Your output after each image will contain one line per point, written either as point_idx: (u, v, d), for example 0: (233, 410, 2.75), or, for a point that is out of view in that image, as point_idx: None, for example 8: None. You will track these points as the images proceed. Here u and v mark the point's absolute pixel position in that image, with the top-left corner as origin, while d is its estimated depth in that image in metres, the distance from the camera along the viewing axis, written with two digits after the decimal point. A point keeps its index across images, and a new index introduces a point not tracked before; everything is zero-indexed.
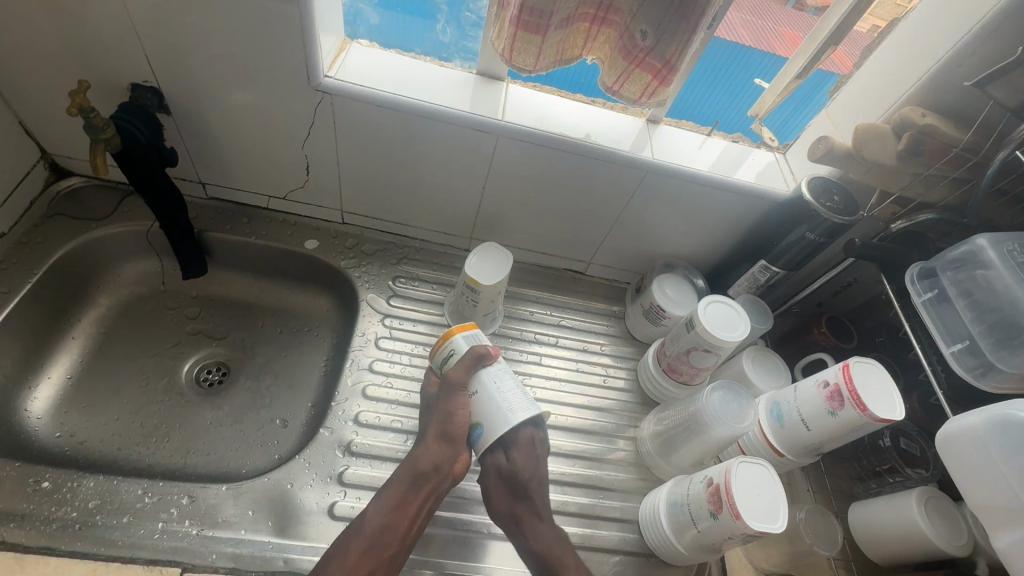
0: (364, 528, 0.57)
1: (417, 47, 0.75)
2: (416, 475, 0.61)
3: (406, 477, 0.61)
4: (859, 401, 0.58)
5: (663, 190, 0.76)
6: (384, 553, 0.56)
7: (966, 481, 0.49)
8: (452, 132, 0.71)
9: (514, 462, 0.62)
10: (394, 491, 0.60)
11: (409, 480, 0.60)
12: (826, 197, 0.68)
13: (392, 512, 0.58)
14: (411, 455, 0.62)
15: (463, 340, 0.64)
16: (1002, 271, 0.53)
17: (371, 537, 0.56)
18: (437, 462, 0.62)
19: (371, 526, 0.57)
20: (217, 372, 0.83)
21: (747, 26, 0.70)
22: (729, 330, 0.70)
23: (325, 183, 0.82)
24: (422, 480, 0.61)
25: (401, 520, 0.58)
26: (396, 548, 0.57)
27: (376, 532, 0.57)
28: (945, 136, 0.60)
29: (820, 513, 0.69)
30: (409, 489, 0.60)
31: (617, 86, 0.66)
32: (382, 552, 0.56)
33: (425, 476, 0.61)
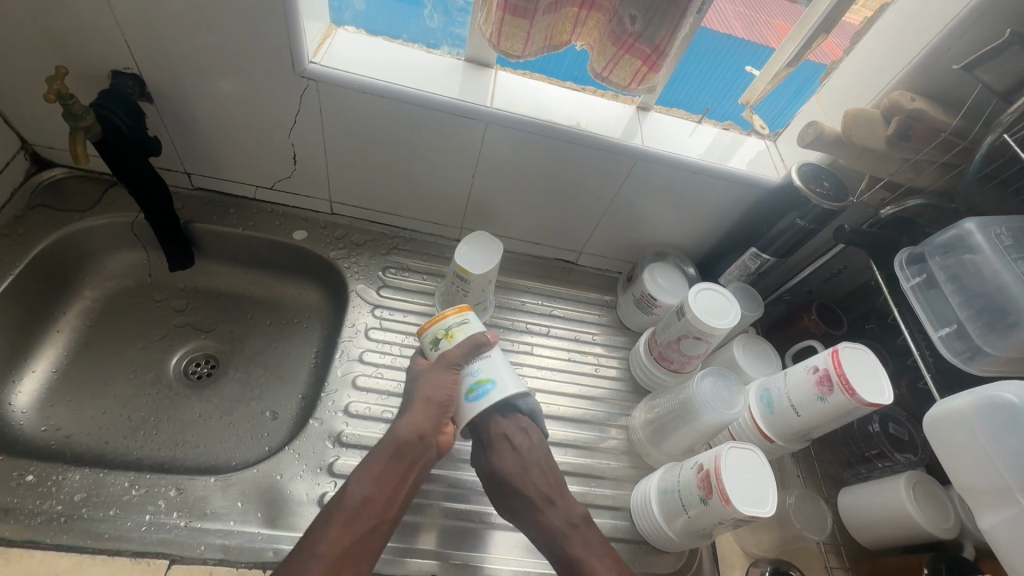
0: (345, 501, 0.56)
1: (404, 33, 0.74)
2: (397, 445, 0.60)
3: (387, 448, 0.60)
4: (847, 386, 0.59)
5: (653, 178, 0.76)
6: (365, 525, 0.56)
7: (952, 463, 0.49)
8: (440, 120, 0.70)
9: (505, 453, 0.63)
10: (376, 463, 0.59)
11: (391, 451, 0.60)
12: (816, 183, 0.68)
13: (374, 484, 0.58)
14: (394, 426, 0.62)
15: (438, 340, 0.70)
16: (990, 255, 0.53)
17: (352, 510, 0.56)
18: (423, 433, 0.61)
19: (351, 499, 0.56)
20: (206, 364, 0.82)
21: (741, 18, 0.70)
22: (719, 317, 0.69)
23: (313, 173, 0.81)
24: (405, 450, 0.60)
25: (383, 493, 0.58)
26: (378, 519, 0.57)
27: (357, 504, 0.56)
28: (933, 120, 0.60)
29: (810, 498, 0.69)
30: (391, 460, 0.59)
31: (606, 72, 0.65)
32: (365, 524, 0.56)
33: (407, 446, 0.60)
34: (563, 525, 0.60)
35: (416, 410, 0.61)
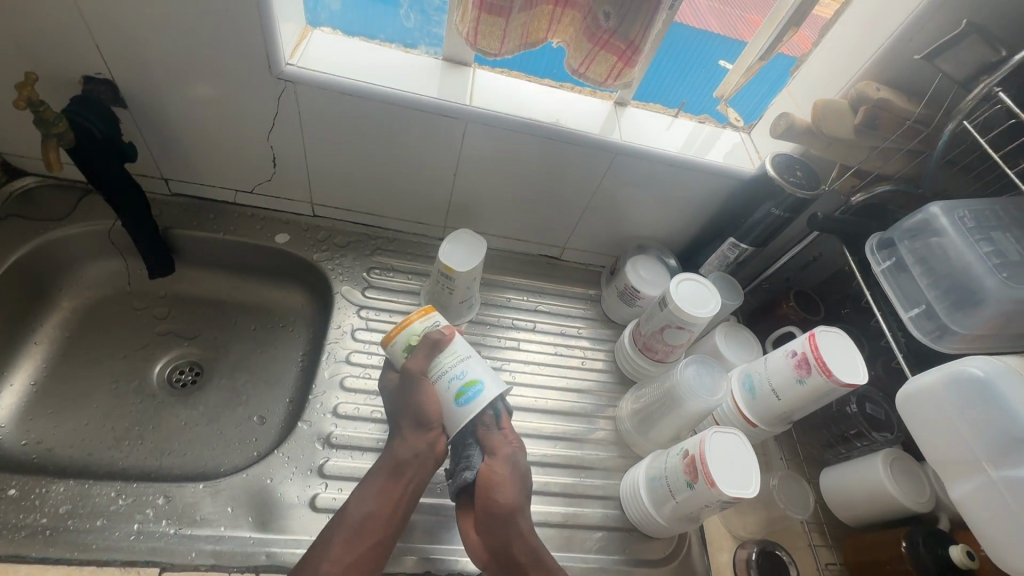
0: (347, 518, 0.56)
1: (380, 34, 0.74)
2: (397, 463, 0.60)
3: (386, 466, 0.60)
4: (825, 368, 0.60)
5: (632, 171, 0.77)
6: (368, 541, 0.55)
7: (925, 437, 0.50)
8: (419, 118, 0.70)
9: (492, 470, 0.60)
10: (376, 479, 0.59)
11: (389, 468, 0.60)
12: (789, 173, 0.70)
13: (374, 500, 0.58)
14: (392, 443, 0.62)
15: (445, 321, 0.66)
16: (954, 237, 0.54)
17: (354, 527, 0.56)
18: (420, 447, 0.61)
19: (353, 516, 0.56)
20: (190, 372, 0.82)
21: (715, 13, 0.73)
22: (700, 306, 0.71)
23: (294, 176, 0.80)
24: (404, 468, 0.60)
25: (384, 509, 0.57)
26: (380, 535, 0.56)
27: (358, 521, 0.56)
28: (900, 110, 0.61)
29: (792, 479, 0.72)
30: (390, 477, 0.59)
31: (583, 68, 0.66)
32: (368, 540, 0.56)
33: (405, 464, 0.60)
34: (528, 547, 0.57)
35: (410, 429, 0.61)
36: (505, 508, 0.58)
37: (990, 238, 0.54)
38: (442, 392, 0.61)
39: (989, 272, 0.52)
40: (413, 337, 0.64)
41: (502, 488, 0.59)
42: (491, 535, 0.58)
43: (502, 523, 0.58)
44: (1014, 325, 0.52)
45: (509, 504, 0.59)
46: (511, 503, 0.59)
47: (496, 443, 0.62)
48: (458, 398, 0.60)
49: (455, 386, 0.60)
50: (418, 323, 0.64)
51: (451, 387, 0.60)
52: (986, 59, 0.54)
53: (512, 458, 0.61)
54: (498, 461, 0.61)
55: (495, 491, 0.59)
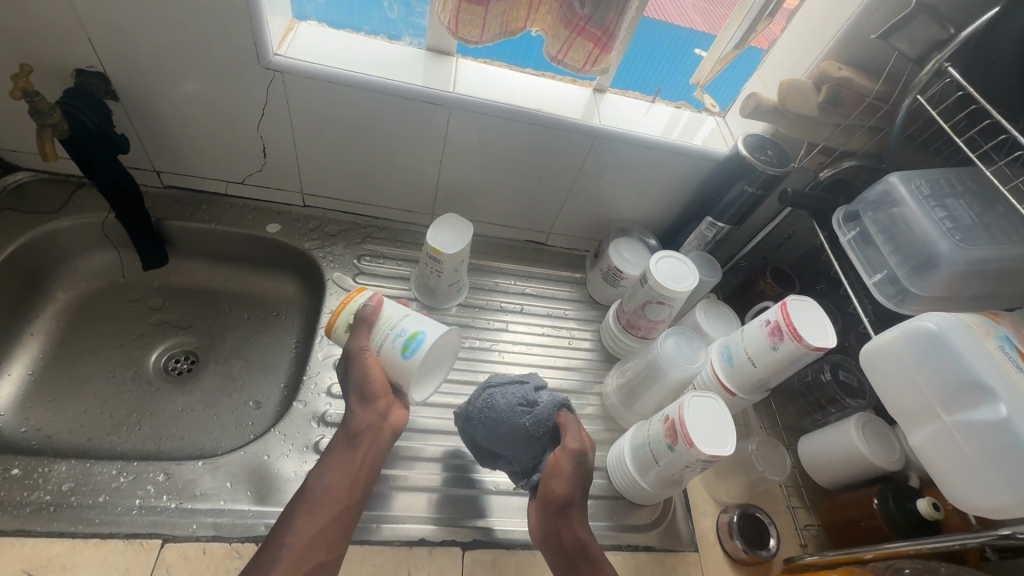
0: (307, 492, 0.58)
1: (365, 26, 0.76)
2: (351, 435, 0.61)
3: (341, 439, 0.61)
4: (796, 333, 0.63)
5: (612, 154, 0.80)
6: (331, 511, 0.57)
7: (885, 392, 0.53)
8: (405, 106, 0.73)
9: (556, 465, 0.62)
10: (333, 452, 0.61)
11: (344, 441, 0.61)
12: (760, 152, 0.73)
13: (334, 472, 0.59)
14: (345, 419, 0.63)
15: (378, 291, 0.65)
16: (912, 205, 0.58)
17: (314, 499, 0.57)
18: (370, 420, 0.62)
19: (314, 489, 0.58)
20: (186, 360, 0.84)
21: (699, 11, 0.76)
22: (679, 281, 0.74)
23: (283, 166, 0.82)
24: (358, 438, 0.61)
25: (344, 480, 0.59)
26: (343, 504, 0.58)
27: (319, 492, 0.57)
28: (860, 88, 0.64)
29: (770, 445, 0.74)
30: (346, 449, 0.61)
31: (561, 55, 0.69)
32: (330, 511, 0.57)
33: (360, 435, 0.61)
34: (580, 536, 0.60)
35: (356, 404, 0.62)
36: (562, 498, 0.61)
37: (944, 205, 0.57)
38: (390, 355, 0.61)
39: (945, 235, 0.55)
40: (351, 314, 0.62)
41: (563, 480, 0.61)
42: (547, 520, 0.61)
43: (556, 511, 0.61)
44: (969, 286, 0.56)
45: (567, 495, 0.61)
46: (565, 497, 0.61)
47: (569, 437, 0.63)
48: (405, 353, 0.60)
49: (399, 344, 0.60)
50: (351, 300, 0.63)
51: (396, 346, 0.60)
52: (937, 36, 0.58)
53: (580, 452, 0.62)
54: (563, 455, 0.62)
55: (556, 482, 0.62)
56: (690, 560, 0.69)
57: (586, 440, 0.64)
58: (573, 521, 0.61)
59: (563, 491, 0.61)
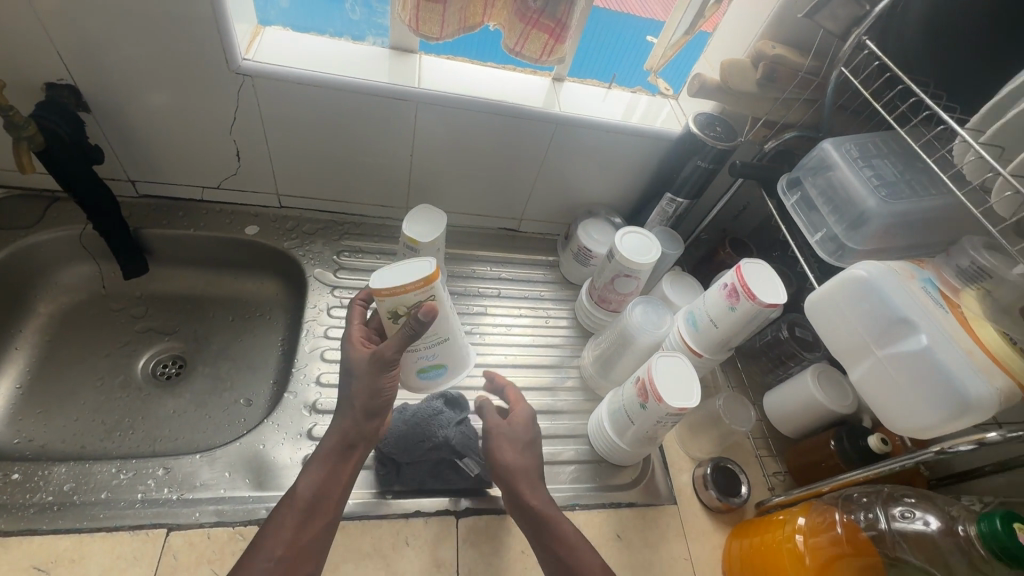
0: (296, 500, 0.56)
1: (329, 28, 0.79)
2: (345, 442, 0.59)
3: (334, 448, 0.59)
4: (750, 293, 0.68)
5: (574, 139, 0.84)
6: (319, 521, 0.56)
7: (828, 333, 0.59)
8: (373, 103, 0.76)
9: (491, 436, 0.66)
10: (323, 462, 0.58)
11: (338, 451, 0.59)
12: (709, 129, 0.78)
13: (325, 482, 0.58)
14: (337, 424, 0.60)
15: (443, 286, 0.61)
16: (845, 167, 0.63)
17: (305, 509, 0.56)
18: (369, 429, 0.61)
19: (303, 500, 0.56)
20: (173, 365, 0.85)
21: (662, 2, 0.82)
22: (643, 254, 0.78)
23: (257, 169, 0.84)
24: (353, 447, 0.60)
25: (335, 490, 0.58)
26: (331, 513, 0.57)
27: (310, 502, 0.56)
28: (792, 63, 0.70)
29: (736, 399, 0.81)
30: (340, 459, 0.59)
31: (519, 47, 0.73)
32: (318, 522, 0.56)
33: (354, 443, 0.60)
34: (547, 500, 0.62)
35: (359, 410, 0.59)
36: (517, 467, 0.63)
37: (872, 165, 0.63)
38: (412, 364, 0.67)
39: (873, 193, 0.60)
40: (402, 307, 0.58)
41: (507, 447, 0.64)
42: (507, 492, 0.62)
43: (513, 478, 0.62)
44: (897, 237, 0.62)
45: (520, 463, 0.63)
46: (514, 463, 0.63)
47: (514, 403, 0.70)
48: (421, 373, 0.68)
49: (423, 364, 0.67)
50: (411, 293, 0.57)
51: (421, 365, 0.67)
52: (855, 13, 0.64)
53: (531, 411, 0.68)
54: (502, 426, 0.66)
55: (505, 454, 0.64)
56: (669, 512, 0.74)
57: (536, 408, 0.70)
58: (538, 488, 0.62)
59: (512, 459, 0.63)
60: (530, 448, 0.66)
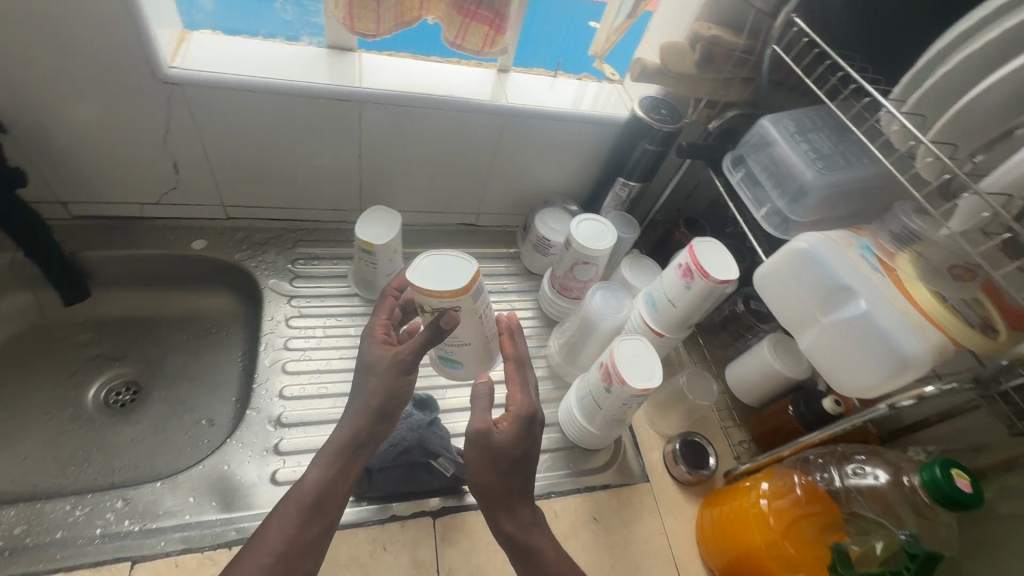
0: (301, 497, 0.54)
1: (260, 30, 0.76)
2: (356, 441, 0.57)
3: (343, 448, 0.56)
4: (703, 271, 0.70)
5: (524, 130, 0.84)
6: (321, 521, 0.54)
7: (774, 304, 0.61)
8: (314, 106, 0.74)
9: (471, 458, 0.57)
10: (333, 461, 0.56)
11: (347, 450, 0.56)
12: (654, 112, 0.80)
13: (333, 482, 0.55)
14: (349, 420, 0.57)
15: (476, 295, 0.58)
16: (783, 143, 0.65)
17: (307, 510, 0.54)
18: (381, 430, 0.59)
19: (306, 500, 0.54)
20: (127, 391, 0.82)
21: None
22: (599, 240, 0.79)
23: (199, 181, 0.81)
24: (363, 446, 0.58)
25: (341, 491, 0.56)
26: (334, 514, 0.55)
27: (315, 500, 0.54)
28: (728, 43, 0.72)
29: (699, 374, 0.83)
30: (350, 458, 0.57)
31: (459, 40, 0.72)
32: (321, 522, 0.54)
33: (365, 442, 0.57)
34: (530, 519, 0.59)
35: (376, 411, 0.57)
36: (497, 490, 0.57)
37: (808, 139, 0.65)
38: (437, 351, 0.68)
39: (810, 166, 0.63)
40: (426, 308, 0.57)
41: (489, 470, 0.57)
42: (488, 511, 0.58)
43: (496, 500, 0.58)
44: (836, 207, 0.64)
45: (502, 485, 0.57)
46: (492, 489, 0.57)
47: (507, 405, 0.59)
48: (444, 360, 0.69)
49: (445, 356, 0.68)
50: (435, 296, 0.55)
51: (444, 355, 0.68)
52: None
53: (524, 419, 0.58)
54: (487, 449, 0.56)
55: (480, 475, 0.57)
56: (643, 490, 0.76)
57: (534, 408, 0.60)
58: (523, 503, 0.59)
59: (498, 485, 0.57)
60: (520, 463, 0.58)
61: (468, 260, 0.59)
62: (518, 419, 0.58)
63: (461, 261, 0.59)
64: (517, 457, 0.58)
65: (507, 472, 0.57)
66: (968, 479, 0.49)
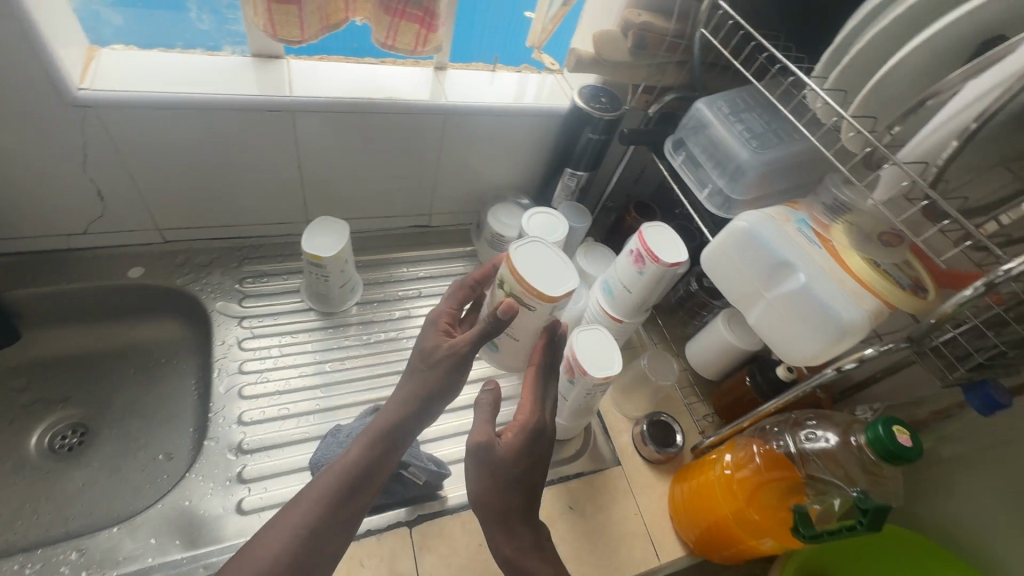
0: (332, 477, 0.52)
1: (177, 42, 0.72)
2: (397, 426, 0.55)
3: (382, 433, 0.54)
4: (653, 256, 0.71)
5: (467, 127, 0.82)
6: (346, 506, 0.52)
7: (724, 284, 0.63)
8: (244, 119, 0.71)
9: (475, 476, 0.57)
10: (373, 444, 0.54)
11: (387, 435, 0.54)
12: (594, 101, 0.80)
13: (370, 466, 0.53)
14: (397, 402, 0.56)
15: (555, 307, 0.55)
16: (717, 124, 0.67)
17: (335, 494, 0.52)
18: (421, 417, 0.56)
19: (335, 482, 0.52)
20: (74, 434, 0.78)
21: None
22: (551, 232, 0.80)
23: (128, 206, 0.77)
24: (404, 432, 0.55)
25: (375, 477, 0.54)
26: (362, 500, 0.53)
27: (347, 483, 0.52)
28: (659, 29, 0.72)
29: (660, 355, 0.85)
30: (389, 444, 0.55)
31: (390, 41, 0.70)
32: (346, 507, 0.52)
33: (405, 428, 0.55)
34: (528, 542, 0.58)
35: (419, 396, 0.55)
36: (498, 508, 0.57)
37: (741, 119, 0.67)
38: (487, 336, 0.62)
39: (744, 146, 0.64)
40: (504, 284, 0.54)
41: (493, 488, 0.57)
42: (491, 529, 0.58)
43: (496, 519, 0.57)
44: (772, 183, 0.66)
45: (503, 504, 0.57)
46: (497, 506, 0.57)
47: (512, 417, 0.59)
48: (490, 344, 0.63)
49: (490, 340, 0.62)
50: (521, 280, 0.53)
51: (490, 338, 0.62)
52: None
53: (529, 431, 0.57)
54: (491, 463, 0.56)
55: (481, 494, 0.57)
56: (615, 473, 0.77)
57: (543, 421, 0.59)
58: (520, 524, 0.58)
59: (500, 505, 0.57)
60: (525, 478, 0.58)
61: (565, 263, 0.56)
62: (527, 434, 0.57)
63: (558, 260, 0.56)
64: (522, 472, 0.57)
65: (510, 489, 0.57)
66: (908, 433, 0.52)
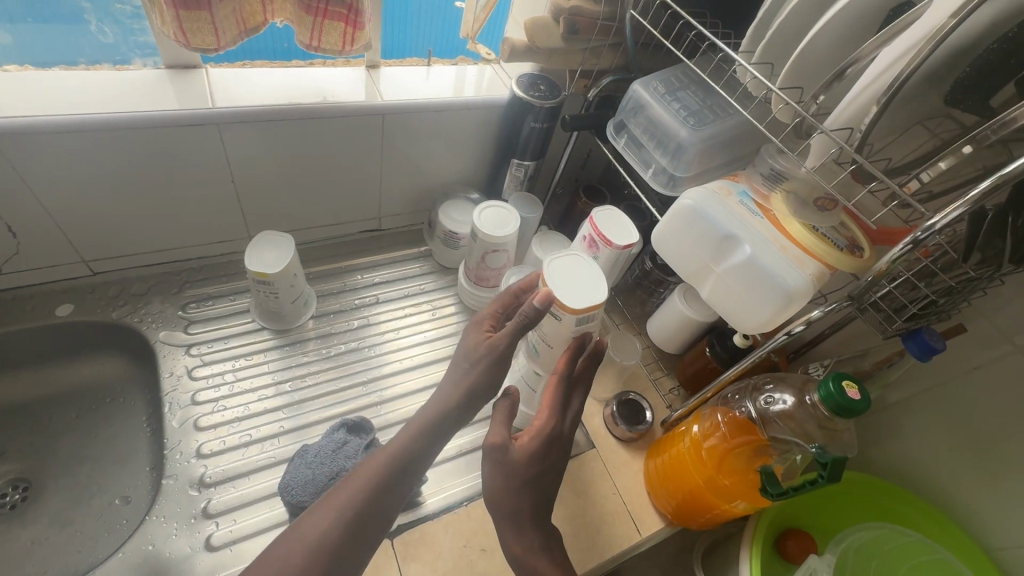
0: (379, 461, 0.53)
1: (80, 58, 0.67)
2: (442, 412, 0.57)
3: (430, 419, 0.56)
4: (606, 240, 0.71)
5: (408, 126, 0.80)
6: (388, 489, 0.52)
7: (675, 261, 0.64)
8: (165, 136, 0.66)
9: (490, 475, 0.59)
10: (422, 430, 0.55)
11: (435, 420, 0.56)
12: (533, 89, 0.79)
13: (417, 452, 0.55)
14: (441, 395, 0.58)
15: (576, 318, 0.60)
16: (655, 105, 0.68)
17: (379, 479, 0.52)
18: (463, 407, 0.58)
19: (381, 466, 0.53)
20: (15, 490, 0.72)
21: None
22: (503, 226, 0.79)
23: (47, 240, 0.71)
24: (449, 418, 0.57)
25: (420, 464, 0.55)
26: (403, 488, 0.54)
27: (393, 468, 0.53)
28: (590, 12, 0.72)
29: (620, 336, 0.87)
30: (435, 429, 0.56)
31: (315, 42, 0.67)
32: (388, 491, 0.52)
33: (449, 412, 0.57)
34: (538, 545, 0.58)
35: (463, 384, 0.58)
36: (511, 509, 0.58)
37: (677, 98, 0.68)
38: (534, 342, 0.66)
39: (682, 124, 0.65)
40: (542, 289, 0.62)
41: (510, 488, 0.58)
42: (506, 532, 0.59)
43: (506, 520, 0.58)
44: (713, 158, 0.68)
45: (517, 504, 0.58)
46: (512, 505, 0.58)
47: (531, 423, 0.62)
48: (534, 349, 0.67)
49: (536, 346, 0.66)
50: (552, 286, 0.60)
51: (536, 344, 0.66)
52: None
53: (546, 437, 0.60)
54: (513, 463, 0.58)
55: (496, 495, 0.58)
56: (591, 457, 0.78)
57: (559, 429, 0.62)
58: (529, 528, 0.59)
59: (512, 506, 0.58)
60: (539, 481, 0.60)
61: (595, 284, 0.62)
62: (546, 439, 0.60)
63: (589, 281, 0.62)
64: (535, 475, 0.59)
65: (525, 491, 0.59)
66: (857, 387, 0.55)
